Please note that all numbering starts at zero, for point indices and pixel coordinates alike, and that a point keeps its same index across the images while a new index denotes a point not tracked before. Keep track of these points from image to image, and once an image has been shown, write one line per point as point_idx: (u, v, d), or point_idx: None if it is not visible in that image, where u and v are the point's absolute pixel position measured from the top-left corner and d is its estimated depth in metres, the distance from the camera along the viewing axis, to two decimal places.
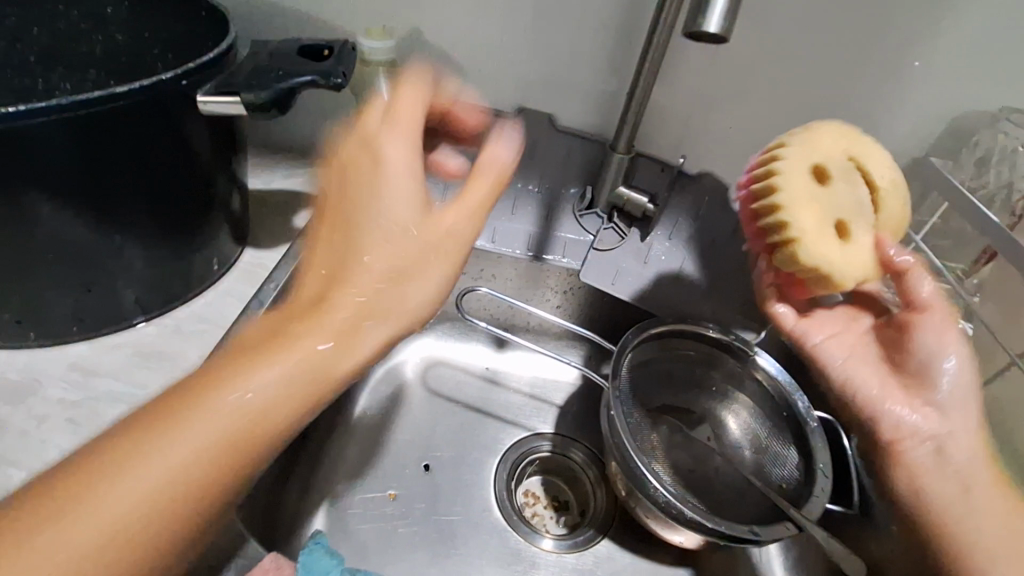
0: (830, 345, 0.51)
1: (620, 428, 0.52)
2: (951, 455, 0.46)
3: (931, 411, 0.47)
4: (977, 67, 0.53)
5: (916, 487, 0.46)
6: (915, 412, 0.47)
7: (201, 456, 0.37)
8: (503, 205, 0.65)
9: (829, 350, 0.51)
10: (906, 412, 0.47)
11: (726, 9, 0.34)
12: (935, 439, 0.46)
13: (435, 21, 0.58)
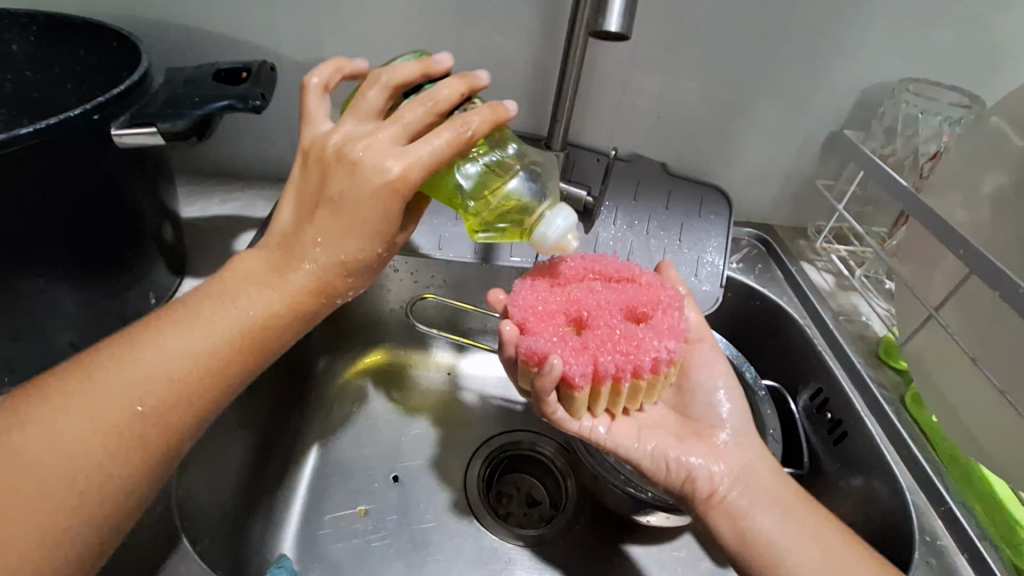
0: (621, 433, 0.44)
1: None
2: (751, 493, 0.42)
3: (730, 440, 0.45)
4: (875, 42, 0.57)
5: (743, 530, 0.41)
6: (714, 461, 0.43)
7: (133, 389, 0.33)
8: (447, 210, 0.65)
9: (629, 439, 0.44)
10: (707, 464, 0.43)
11: (624, 10, 0.41)
12: (740, 478, 0.43)
13: (359, 35, 0.58)
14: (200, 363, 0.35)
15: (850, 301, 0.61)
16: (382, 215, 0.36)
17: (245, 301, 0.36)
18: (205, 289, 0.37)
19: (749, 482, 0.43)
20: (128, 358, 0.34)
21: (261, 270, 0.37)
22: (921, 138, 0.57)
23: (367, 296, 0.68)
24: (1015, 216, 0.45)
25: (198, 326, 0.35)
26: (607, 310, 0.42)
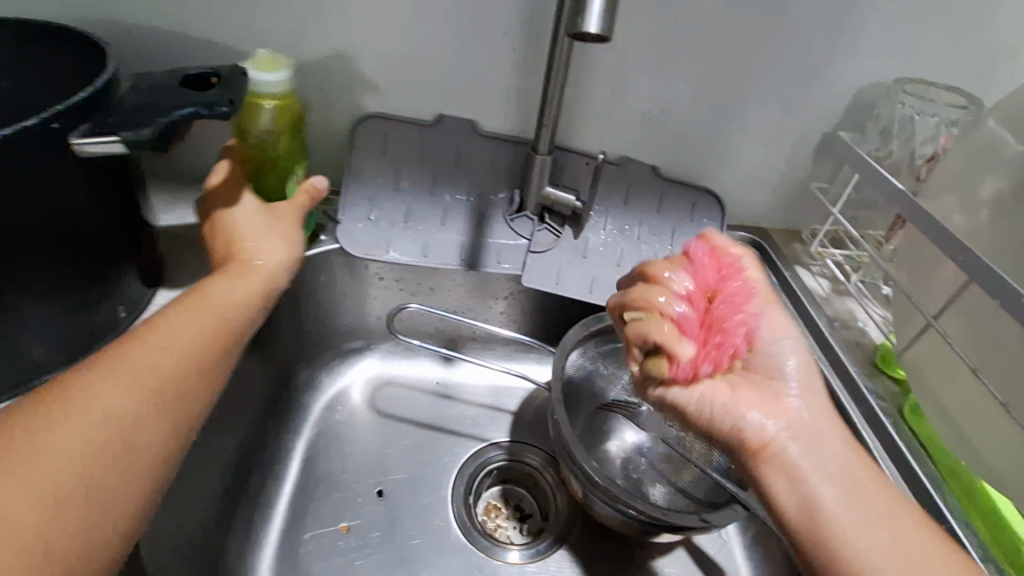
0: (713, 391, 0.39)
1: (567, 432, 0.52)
2: (813, 456, 0.39)
3: (797, 398, 0.41)
4: (871, 42, 0.55)
5: (805, 495, 0.38)
6: (771, 416, 0.40)
7: (109, 399, 0.35)
8: (433, 217, 0.63)
9: (677, 394, 0.40)
10: (762, 417, 0.39)
11: (602, 10, 0.39)
12: (800, 434, 0.40)
13: (341, 38, 0.57)
14: (164, 375, 0.37)
15: (845, 306, 0.60)
16: (288, 238, 0.49)
17: (171, 327, 0.40)
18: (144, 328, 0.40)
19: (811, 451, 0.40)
20: (96, 386, 0.35)
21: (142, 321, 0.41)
22: (918, 139, 0.57)
23: (351, 303, 0.66)
24: (1016, 221, 0.44)
25: (153, 348, 0.38)
26: (695, 297, 0.41)
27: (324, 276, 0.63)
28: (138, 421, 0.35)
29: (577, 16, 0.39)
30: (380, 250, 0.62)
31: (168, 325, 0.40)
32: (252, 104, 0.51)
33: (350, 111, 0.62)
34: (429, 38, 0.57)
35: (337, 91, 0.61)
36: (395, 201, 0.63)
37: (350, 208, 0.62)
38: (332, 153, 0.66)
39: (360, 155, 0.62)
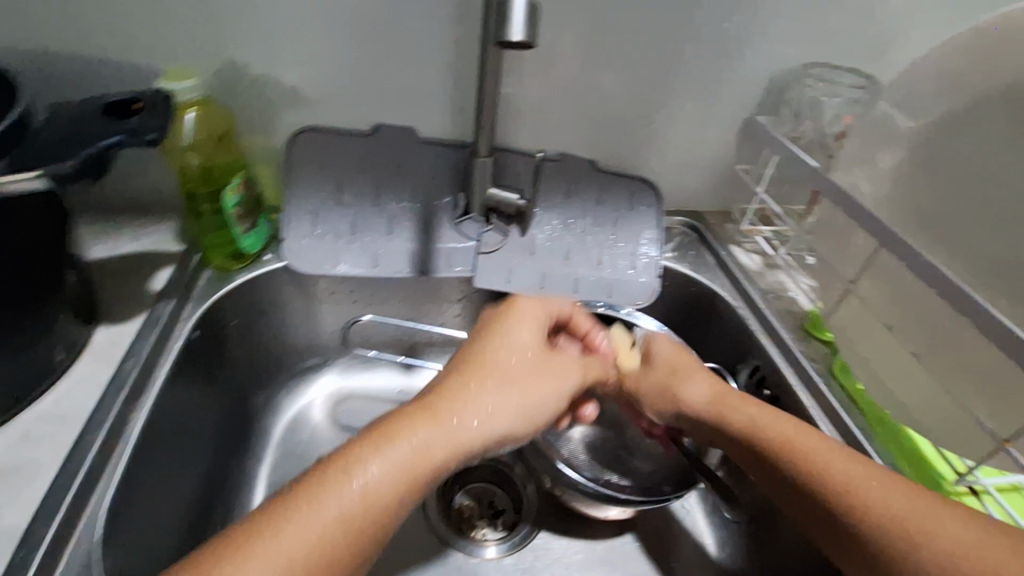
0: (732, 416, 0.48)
1: None
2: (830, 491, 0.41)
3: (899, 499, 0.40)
4: (777, 32, 0.59)
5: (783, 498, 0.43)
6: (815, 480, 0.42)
7: (306, 532, 0.35)
8: (379, 227, 0.63)
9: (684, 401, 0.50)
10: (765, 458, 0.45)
11: (525, 16, 0.40)
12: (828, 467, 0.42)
13: (268, 54, 0.56)
14: (370, 502, 0.37)
15: (777, 279, 0.64)
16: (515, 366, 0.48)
17: (455, 426, 0.41)
18: (385, 431, 0.39)
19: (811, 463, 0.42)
20: (306, 515, 0.35)
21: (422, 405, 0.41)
22: (825, 120, 0.62)
23: (303, 320, 0.65)
24: (914, 186, 0.48)
25: (347, 486, 0.37)
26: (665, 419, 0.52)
27: (272, 296, 0.62)
28: (354, 537, 0.36)
29: (501, 23, 0.40)
30: (329, 263, 0.62)
31: (384, 458, 0.38)
32: (176, 117, 0.53)
33: (284, 127, 0.62)
34: (360, 49, 0.57)
35: (269, 107, 0.60)
36: (340, 214, 0.63)
37: (294, 223, 0.62)
38: (269, 169, 0.64)
39: (298, 171, 0.61)
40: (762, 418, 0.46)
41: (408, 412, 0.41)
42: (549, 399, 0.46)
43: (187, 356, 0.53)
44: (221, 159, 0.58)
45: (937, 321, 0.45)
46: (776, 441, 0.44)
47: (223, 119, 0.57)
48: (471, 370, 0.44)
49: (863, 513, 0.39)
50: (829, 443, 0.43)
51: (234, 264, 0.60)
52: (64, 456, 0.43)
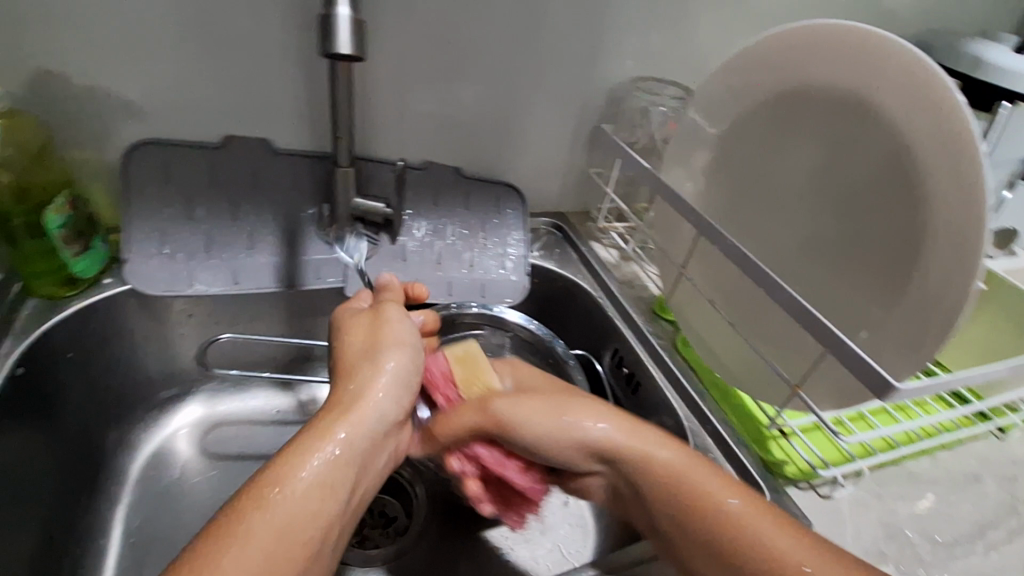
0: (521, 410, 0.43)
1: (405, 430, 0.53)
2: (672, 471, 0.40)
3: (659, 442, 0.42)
4: (610, 48, 0.66)
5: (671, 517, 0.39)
6: (658, 447, 0.41)
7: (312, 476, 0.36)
8: (238, 241, 0.60)
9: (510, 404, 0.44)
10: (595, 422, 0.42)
11: (352, 29, 0.41)
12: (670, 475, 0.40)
13: (95, 64, 0.52)
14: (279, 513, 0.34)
15: (631, 270, 0.72)
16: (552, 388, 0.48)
17: (386, 381, 0.43)
18: (333, 391, 0.42)
19: (669, 492, 0.39)
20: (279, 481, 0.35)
21: (380, 340, 0.45)
22: (656, 126, 0.71)
23: (158, 346, 0.61)
24: (722, 182, 0.57)
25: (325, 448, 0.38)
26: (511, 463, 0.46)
27: (116, 323, 0.57)
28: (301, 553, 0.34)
29: (328, 39, 0.40)
30: (182, 285, 0.58)
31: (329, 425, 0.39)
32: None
33: (122, 142, 0.57)
34: (203, 58, 0.55)
35: (100, 120, 0.56)
36: (193, 231, 0.59)
37: (137, 243, 0.57)
38: (98, 188, 0.59)
39: (135, 186, 0.56)
40: (623, 437, 0.42)
41: (362, 340, 0.45)
42: (414, 380, 0.45)
43: (14, 399, 0.47)
44: (36, 178, 0.50)
45: (739, 295, 0.53)
46: (660, 477, 0.40)
47: (39, 136, 0.50)
48: (349, 368, 0.44)
49: (739, 527, 0.37)
50: (680, 455, 0.40)
51: (63, 292, 0.54)
52: None
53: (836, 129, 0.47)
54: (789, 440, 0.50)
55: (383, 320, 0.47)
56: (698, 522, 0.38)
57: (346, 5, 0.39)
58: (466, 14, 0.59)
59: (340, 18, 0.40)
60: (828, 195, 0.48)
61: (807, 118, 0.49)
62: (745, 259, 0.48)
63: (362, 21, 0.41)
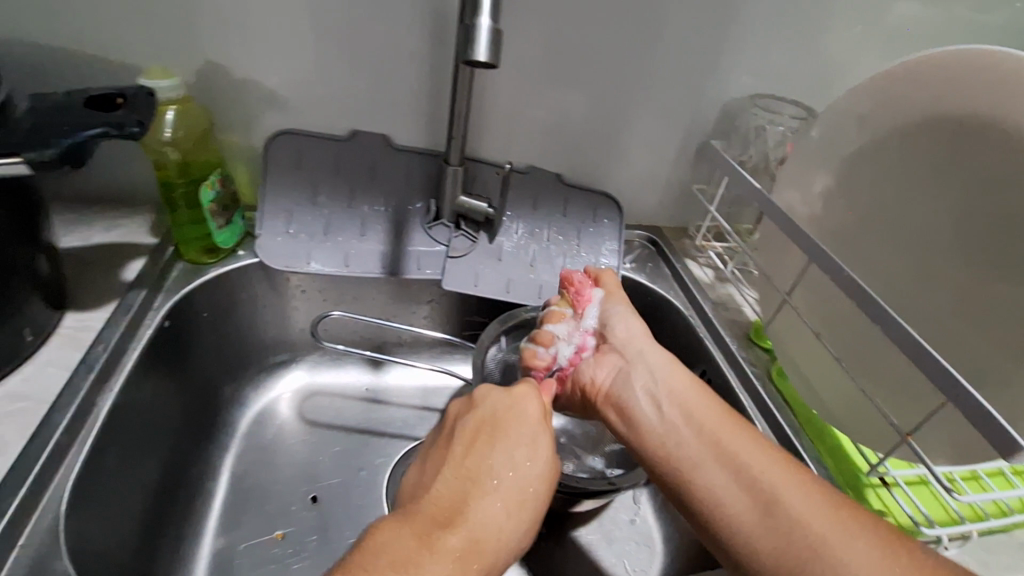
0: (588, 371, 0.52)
1: None
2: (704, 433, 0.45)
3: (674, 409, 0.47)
4: (729, 63, 0.65)
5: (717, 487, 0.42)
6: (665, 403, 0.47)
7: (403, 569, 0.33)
8: (352, 227, 0.65)
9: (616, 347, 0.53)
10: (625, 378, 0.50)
11: (491, 39, 0.43)
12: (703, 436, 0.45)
13: (253, 59, 0.59)
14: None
15: (726, 290, 0.69)
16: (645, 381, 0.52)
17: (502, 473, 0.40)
18: (461, 465, 0.41)
19: (688, 411, 0.46)
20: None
21: (497, 421, 0.44)
22: (770, 146, 0.68)
23: (274, 316, 0.67)
24: (841, 209, 0.54)
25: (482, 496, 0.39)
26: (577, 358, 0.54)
27: (244, 292, 0.64)
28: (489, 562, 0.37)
29: (469, 46, 0.43)
30: (300, 262, 0.63)
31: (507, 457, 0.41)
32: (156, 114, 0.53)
33: (266, 129, 0.64)
34: (343, 58, 0.60)
35: (250, 109, 0.62)
36: (315, 214, 0.64)
37: (269, 221, 0.63)
38: (241, 169, 0.66)
39: (272, 170, 0.63)
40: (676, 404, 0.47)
41: (490, 411, 0.44)
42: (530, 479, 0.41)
43: (161, 346, 0.54)
44: (198, 156, 0.57)
45: (850, 328, 0.50)
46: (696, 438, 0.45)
47: (204, 119, 0.56)
48: (496, 427, 0.43)
49: (738, 461, 0.43)
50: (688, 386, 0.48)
51: (206, 259, 0.61)
52: (30, 433, 0.43)
53: (988, 164, 0.43)
54: (890, 491, 0.47)
55: (518, 390, 0.46)
56: (715, 454, 0.43)
57: (490, 14, 0.42)
58: (589, 25, 0.60)
59: (481, 28, 0.43)
60: (966, 233, 0.44)
61: (953, 148, 0.45)
62: (864, 293, 0.45)
63: (500, 30, 0.44)
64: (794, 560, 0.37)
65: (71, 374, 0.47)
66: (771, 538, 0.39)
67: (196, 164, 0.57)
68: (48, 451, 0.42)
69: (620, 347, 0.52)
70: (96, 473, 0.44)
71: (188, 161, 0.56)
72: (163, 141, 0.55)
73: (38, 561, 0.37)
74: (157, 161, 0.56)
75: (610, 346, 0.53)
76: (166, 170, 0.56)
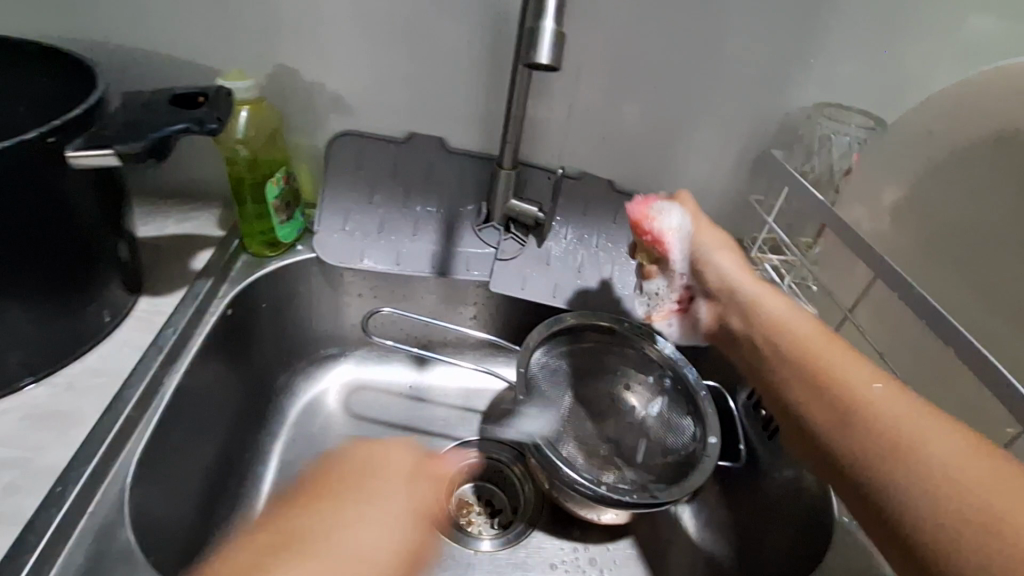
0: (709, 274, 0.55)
1: None
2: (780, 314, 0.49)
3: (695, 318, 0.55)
4: (794, 71, 0.63)
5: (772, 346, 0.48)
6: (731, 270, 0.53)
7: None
8: (404, 227, 0.67)
9: (707, 254, 0.55)
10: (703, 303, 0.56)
11: (553, 41, 0.44)
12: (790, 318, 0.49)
13: (321, 63, 0.61)
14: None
15: None
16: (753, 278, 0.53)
17: None
18: None
19: (775, 334, 0.48)
20: None
21: None
22: (835, 157, 0.65)
23: (327, 311, 0.69)
24: (913, 223, 0.51)
25: None
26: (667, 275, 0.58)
27: (300, 285, 0.66)
28: None
29: (531, 48, 0.44)
30: (354, 258, 0.65)
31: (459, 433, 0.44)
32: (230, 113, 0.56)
33: (329, 130, 0.66)
34: (405, 62, 0.62)
35: (315, 111, 0.65)
36: (370, 214, 0.66)
37: (327, 218, 0.65)
38: (304, 169, 0.69)
39: (333, 169, 0.65)
40: (778, 305, 0.50)
41: None
42: None
43: (224, 333, 0.57)
44: (267, 153, 0.60)
45: (919, 351, 0.48)
46: (771, 324, 0.49)
47: (275, 118, 0.59)
48: None
49: (829, 381, 0.43)
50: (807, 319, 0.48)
51: (267, 252, 0.64)
52: (104, 406, 0.46)
53: None
54: None
55: None
56: (809, 377, 0.45)
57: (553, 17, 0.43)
58: (648, 31, 0.60)
59: (545, 31, 0.44)
60: None
61: None
62: (936, 313, 0.42)
63: (563, 33, 0.44)
64: (889, 449, 0.38)
65: (143, 353, 0.50)
66: (829, 412, 0.42)
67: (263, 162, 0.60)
68: (120, 424, 0.44)
69: (717, 288, 0.54)
70: (160, 449, 0.46)
71: (257, 159, 0.59)
72: (235, 140, 0.58)
73: (105, 528, 0.40)
74: (227, 158, 0.59)
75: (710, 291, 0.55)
76: (235, 167, 0.59)
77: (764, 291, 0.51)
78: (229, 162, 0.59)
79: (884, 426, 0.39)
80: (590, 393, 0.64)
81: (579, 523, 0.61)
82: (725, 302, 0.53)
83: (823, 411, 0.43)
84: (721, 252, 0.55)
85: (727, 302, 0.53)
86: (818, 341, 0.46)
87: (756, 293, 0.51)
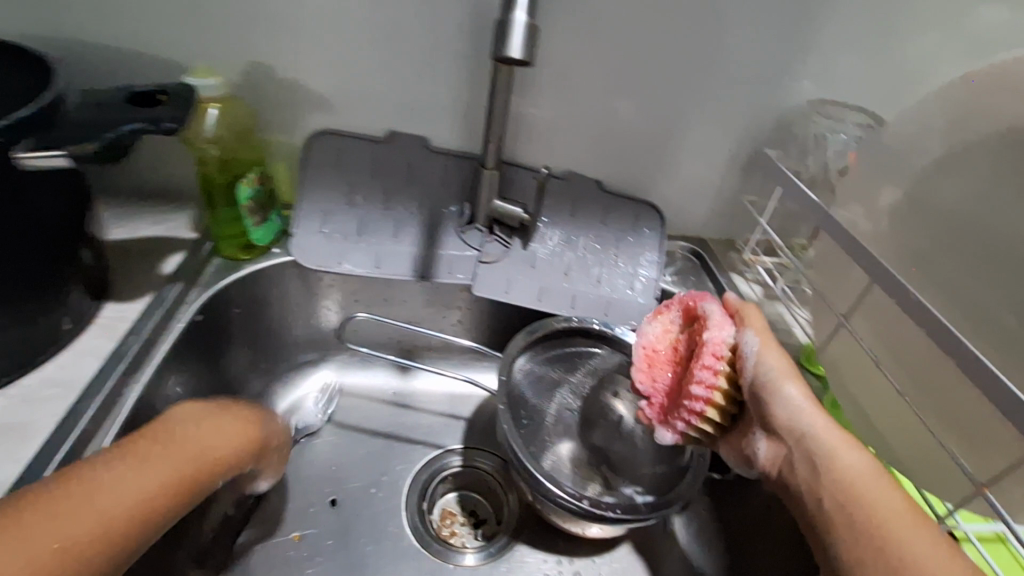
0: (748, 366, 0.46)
1: (511, 438, 0.52)
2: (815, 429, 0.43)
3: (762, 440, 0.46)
4: (787, 67, 0.61)
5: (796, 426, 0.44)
6: (790, 386, 0.45)
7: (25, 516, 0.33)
8: (385, 229, 0.65)
9: (761, 362, 0.46)
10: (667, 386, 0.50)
11: (524, 33, 0.42)
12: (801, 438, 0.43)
13: (295, 59, 0.59)
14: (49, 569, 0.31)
15: (775, 310, 0.65)
16: (776, 356, 0.47)
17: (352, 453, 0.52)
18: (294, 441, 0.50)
19: (804, 439, 0.43)
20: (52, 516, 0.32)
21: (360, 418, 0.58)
22: (830, 156, 0.63)
23: (306, 316, 0.67)
24: (910, 226, 0.49)
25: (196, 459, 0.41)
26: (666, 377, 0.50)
27: (277, 289, 0.64)
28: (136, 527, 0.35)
29: (501, 41, 0.42)
30: (333, 261, 0.63)
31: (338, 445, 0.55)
32: (199, 111, 0.54)
33: (307, 129, 0.64)
34: (383, 58, 0.59)
35: (292, 109, 0.63)
36: (349, 215, 0.64)
37: (304, 220, 0.63)
38: (282, 169, 0.67)
39: (310, 169, 0.63)
40: (808, 410, 0.44)
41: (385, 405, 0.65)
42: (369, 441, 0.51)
43: (193, 340, 0.55)
44: (239, 153, 0.58)
45: (915, 359, 0.46)
46: (797, 430, 0.44)
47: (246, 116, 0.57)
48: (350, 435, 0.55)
49: (853, 492, 0.40)
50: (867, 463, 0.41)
51: (241, 255, 0.61)
52: (60, 419, 0.44)
53: None
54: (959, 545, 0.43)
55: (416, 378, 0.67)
56: (830, 488, 0.41)
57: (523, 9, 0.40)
58: (634, 25, 0.57)
59: (515, 22, 0.42)
60: None
61: None
62: (932, 322, 0.40)
63: (535, 25, 0.42)
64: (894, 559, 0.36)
65: (104, 362, 0.48)
66: (832, 501, 0.40)
67: (235, 161, 0.58)
68: (74, 439, 0.42)
69: (785, 428, 0.44)
70: None
71: (229, 159, 0.57)
72: (204, 138, 0.56)
73: None
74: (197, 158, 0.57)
75: (771, 428, 0.45)
76: (206, 168, 0.57)
77: (792, 382, 0.45)
78: (201, 162, 0.57)
79: (875, 540, 0.37)
80: (577, 401, 0.62)
81: (564, 534, 0.59)
82: (796, 448, 0.43)
83: (856, 512, 0.39)
84: (771, 348, 0.47)
85: (800, 451, 0.43)
86: (846, 452, 0.42)
87: (803, 400, 0.44)
